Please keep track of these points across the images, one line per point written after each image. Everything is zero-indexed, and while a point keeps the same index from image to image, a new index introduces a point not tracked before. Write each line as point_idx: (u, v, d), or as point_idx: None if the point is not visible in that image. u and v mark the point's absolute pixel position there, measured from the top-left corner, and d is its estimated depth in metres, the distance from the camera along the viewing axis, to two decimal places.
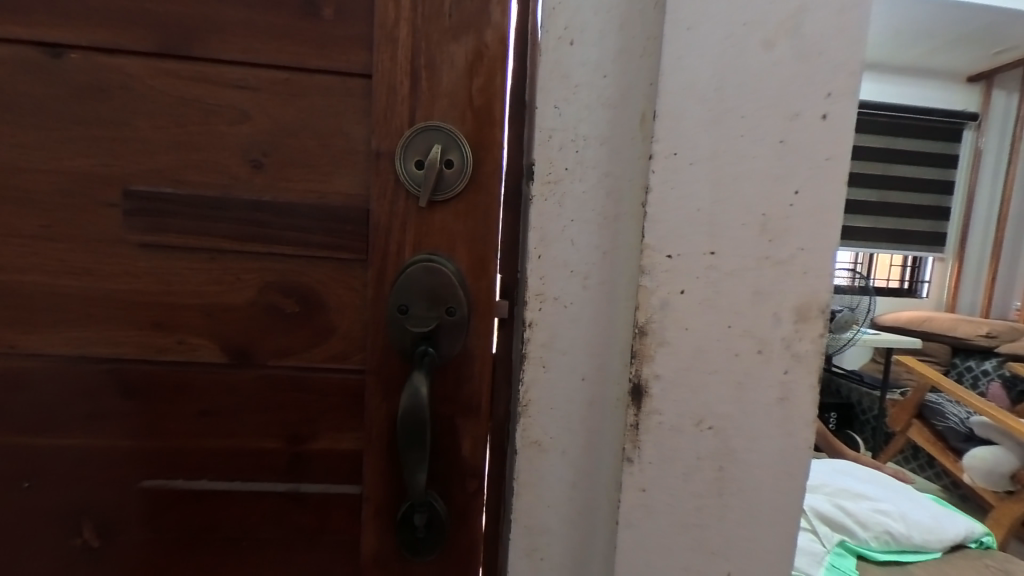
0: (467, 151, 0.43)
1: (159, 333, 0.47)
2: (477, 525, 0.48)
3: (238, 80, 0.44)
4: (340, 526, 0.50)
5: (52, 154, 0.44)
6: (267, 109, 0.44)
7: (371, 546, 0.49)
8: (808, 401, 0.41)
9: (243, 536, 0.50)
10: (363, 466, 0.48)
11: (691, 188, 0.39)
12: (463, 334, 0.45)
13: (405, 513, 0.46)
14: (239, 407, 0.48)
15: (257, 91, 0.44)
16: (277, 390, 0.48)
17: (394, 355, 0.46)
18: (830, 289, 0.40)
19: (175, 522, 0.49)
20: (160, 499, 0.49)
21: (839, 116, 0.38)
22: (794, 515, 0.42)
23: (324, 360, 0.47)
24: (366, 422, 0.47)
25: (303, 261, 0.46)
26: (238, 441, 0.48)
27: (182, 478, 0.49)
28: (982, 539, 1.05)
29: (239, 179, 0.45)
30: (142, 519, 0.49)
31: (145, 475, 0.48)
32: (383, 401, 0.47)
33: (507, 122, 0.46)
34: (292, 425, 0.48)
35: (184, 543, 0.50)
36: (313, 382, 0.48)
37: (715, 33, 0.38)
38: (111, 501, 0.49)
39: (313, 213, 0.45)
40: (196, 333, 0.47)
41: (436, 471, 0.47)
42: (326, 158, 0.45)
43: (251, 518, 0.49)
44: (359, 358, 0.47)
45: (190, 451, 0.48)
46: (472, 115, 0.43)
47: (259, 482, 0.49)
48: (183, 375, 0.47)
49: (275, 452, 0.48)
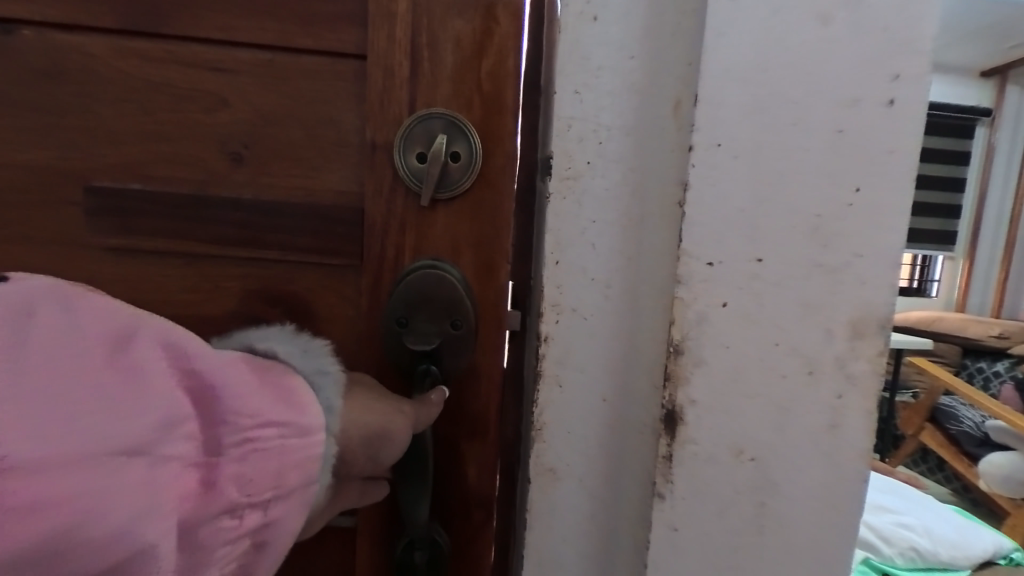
0: (473, 142, 0.38)
1: None
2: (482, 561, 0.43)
3: (214, 61, 0.39)
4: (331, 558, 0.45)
5: (6, 146, 0.39)
6: (248, 95, 0.39)
7: None
8: (864, 428, 0.36)
9: None
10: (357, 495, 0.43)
11: (734, 186, 0.34)
12: (469, 351, 0.40)
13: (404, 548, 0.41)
14: None
15: (236, 75, 0.39)
16: None
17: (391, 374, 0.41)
18: (892, 301, 0.35)
19: None
20: None
21: (906, 101, 0.33)
22: (845, 556, 0.37)
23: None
24: None
25: (290, 267, 0.41)
26: None
27: None
28: (1011, 555, 1.00)
29: (216, 175, 0.40)
30: None
31: None
32: None
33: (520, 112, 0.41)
34: None
35: None
36: None
37: (762, 6, 0.33)
38: None
39: (301, 214, 0.40)
40: None
41: (438, 500, 0.42)
42: (315, 150, 0.40)
43: None
44: None
45: None
46: (480, 103, 0.38)
47: None
48: None
49: None
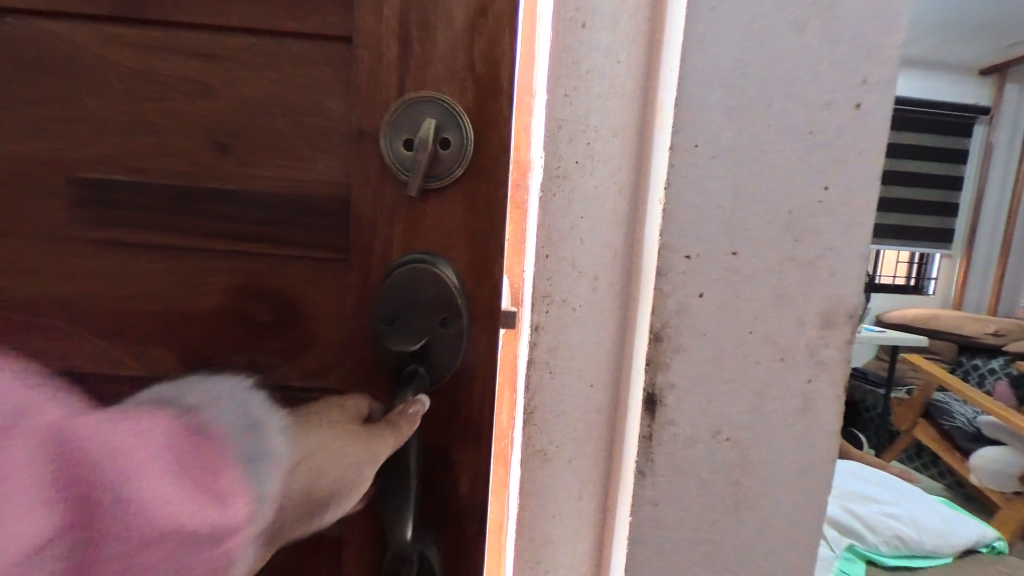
0: (460, 129, 0.40)
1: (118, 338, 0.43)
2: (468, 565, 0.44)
3: (194, 49, 0.41)
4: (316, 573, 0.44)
5: (27, 143, 0.42)
6: (232, 83, 0.41)
7: None
8: (833, 411, 0.38)
9: None
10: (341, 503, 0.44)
11: (713, 184, 0.36)
12: (457, 349, 0.42)
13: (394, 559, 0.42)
14: None
15: (218, 61, 0.41)
16: None
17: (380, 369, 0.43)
18: (858, 292, 0.37)
19: None
20: None
21: (874, 104, 0.35)
22: (814, 530, 0.40)
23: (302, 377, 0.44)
24: None
25: (277, 261, 0.43)
26: None
27: None
28: (993, 544, 1.03)
29: (203, 162, 0.42)
30: None
31: None
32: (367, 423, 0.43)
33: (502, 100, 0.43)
34: None
35: None
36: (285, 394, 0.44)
37: (740, 12, 0.35)
38: None
39: (287, 203, 0.42)
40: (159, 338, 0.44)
41: (425, 506, 0.43)
42: (300, 137, 0.41)
43: None
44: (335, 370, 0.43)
45: None
46: (472, 97, 0.40)
47: None
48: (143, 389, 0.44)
49: None
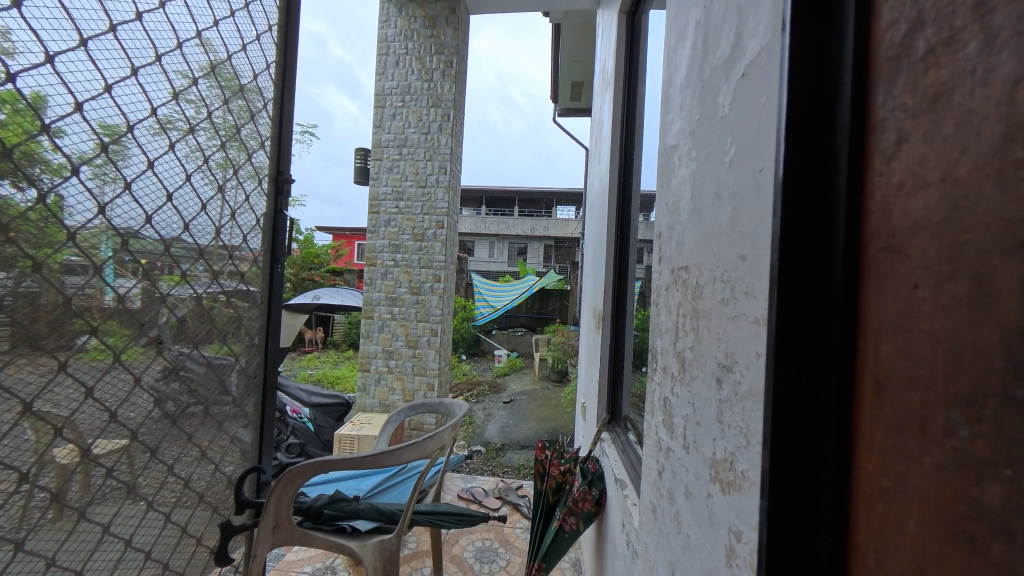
0: (803, 184, 0.55)
1: (869, 342, 0.47)
2: (806, 464, 0.54)
3: (995, 55, 0.35)
4: (806, 482, 0.54)
5: None
6: (924, 123, 0.42)
7: (760, 471, 0.59)
8: None
9: (805, 491, 0.54)
10: (767, 402, 0.57)
11: None
12: (777, 322, 0.56)
13: (759, 439, 0.60)
14: (891, 432, 0.44)
15: (904, 125, 0.44)
16: (950, 465, 0.38)
17: (774, 342, 0.56)
18: None
19: (816, 518, 0.53)
20: (840, 512, 0.50)
21: None
22: None
23: (836, 332, 0.52)
24: (802, 383, 0.54)
25: (903, 280, 0.43)
26: (892, 500, 0.43)
27: (845, 502, 0.50)
28: None
29: (904, 186, 0.44)
30: (787, 513, 0.55)
31: (839, 483, 0.51)
32: (795, 366, 0.54)
33: (897, 124, 0.45)
34: (886, 459, 0.44)
35: (802, 525, 0.54)
36: (882, 364, 0.45)
37: None
38: (830, 511, 0.52)
39: (919, 199, 0.42)
40: (914, 343, 0.42)
41: (766, 412, 0.57)
42: (1002, 131, 0.34)
43: (823, 505, 0.52)
44: (780, 318, 0.55)
45: (860, 484, 0.48)
46: (925, 101, 0.42)
47: (835, 474, 0.51)
48: (912, 429, 0.41)
49: (852, 427, 0.49)
